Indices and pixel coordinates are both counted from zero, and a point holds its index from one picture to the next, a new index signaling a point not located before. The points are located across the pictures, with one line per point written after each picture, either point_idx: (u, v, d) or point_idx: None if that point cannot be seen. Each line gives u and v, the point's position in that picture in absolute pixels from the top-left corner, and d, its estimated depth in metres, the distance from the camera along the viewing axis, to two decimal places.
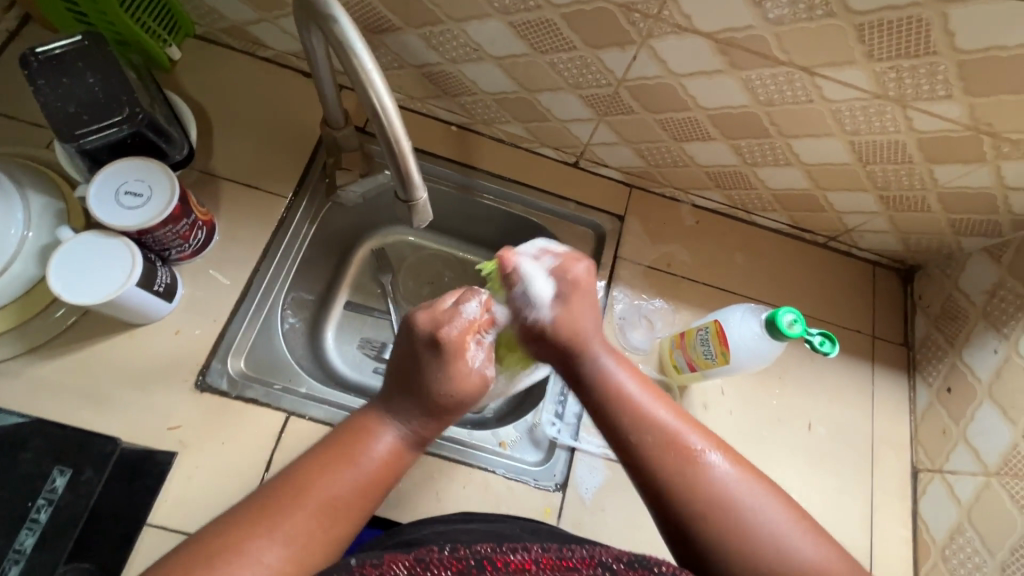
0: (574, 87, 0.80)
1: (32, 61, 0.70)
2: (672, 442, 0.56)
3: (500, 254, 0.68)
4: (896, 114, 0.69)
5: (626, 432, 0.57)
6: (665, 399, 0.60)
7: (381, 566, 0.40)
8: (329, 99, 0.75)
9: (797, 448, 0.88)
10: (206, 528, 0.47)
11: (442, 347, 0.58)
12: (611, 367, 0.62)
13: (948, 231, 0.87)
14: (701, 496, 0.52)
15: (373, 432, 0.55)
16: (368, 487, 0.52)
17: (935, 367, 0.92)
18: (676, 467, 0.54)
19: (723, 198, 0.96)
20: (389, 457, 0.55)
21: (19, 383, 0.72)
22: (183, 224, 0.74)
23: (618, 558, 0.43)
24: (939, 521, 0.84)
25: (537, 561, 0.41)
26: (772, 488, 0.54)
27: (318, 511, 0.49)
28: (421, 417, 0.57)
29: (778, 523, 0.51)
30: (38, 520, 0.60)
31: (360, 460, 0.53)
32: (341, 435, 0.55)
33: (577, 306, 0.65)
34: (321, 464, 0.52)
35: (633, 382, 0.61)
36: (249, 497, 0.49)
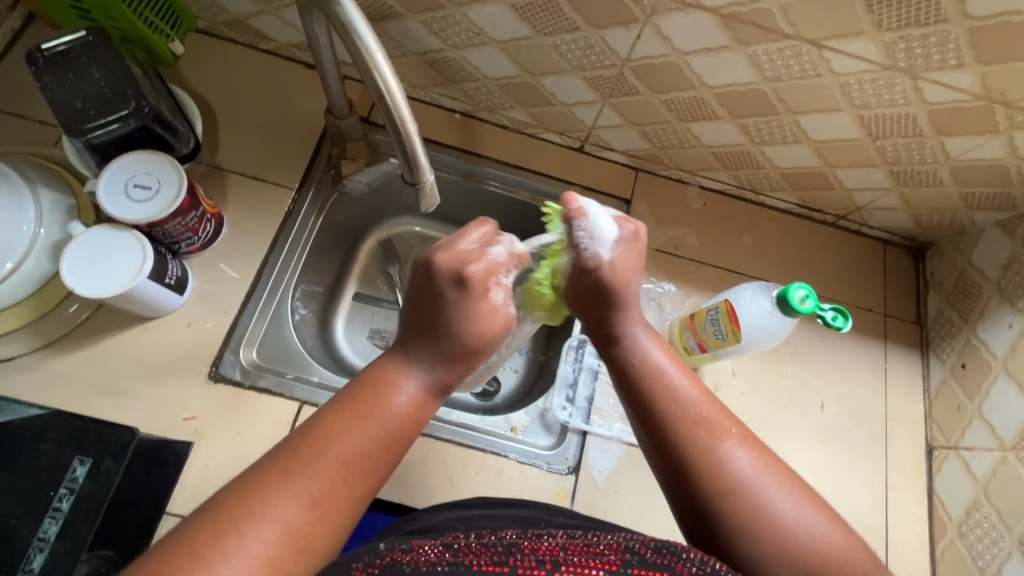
0: (578, 69, 0.79)
1: (39, 58, 0.70)
2: (698, 424, 0.53)
3: (563, 197, 0.63)
4: (906, 85, 0.68)
5: (647, 411, 0.55)
6: (693, 378, 0.58)
7: (411, 552, 0.40)
8: (333, 88, 0.75)
9: (809, 427, 0.88)
10: (227, 486, 0.43)
11: (466, 285, 0.54)
12: (641, 340, 0.60)
13: (960, 205, 0.86)
14: (721, 482, 0.50)
15: (391, 380, 0.51)
16: (390, 442, 0.48)
17: (949, 344, 0.91)
18: (697, 452, 0.52)
19: (731, 178, 0.95)
20: (412, 409, 0.50)
21: (36, 377, 0.73)
22: (191, 216, 0.74)
23: (644, 543, 0.43)
24: (954, 498, 0.83)
25: (563, 547, 0.41)
26: (800, 482, 0.51)
27: (339, 468, 0.45)
28: (443, 363, 0.53)
29: (798, 512, 0.49)
30: (59, 507, 0.60)
31: (378, 412, 0.49)
32: (358, 387, 0.51)
33: (632, 259, 0.61)
34: (340, 417, 0.47)
35: (666, 362, 0.58)
36: (263, 458, 0.45)
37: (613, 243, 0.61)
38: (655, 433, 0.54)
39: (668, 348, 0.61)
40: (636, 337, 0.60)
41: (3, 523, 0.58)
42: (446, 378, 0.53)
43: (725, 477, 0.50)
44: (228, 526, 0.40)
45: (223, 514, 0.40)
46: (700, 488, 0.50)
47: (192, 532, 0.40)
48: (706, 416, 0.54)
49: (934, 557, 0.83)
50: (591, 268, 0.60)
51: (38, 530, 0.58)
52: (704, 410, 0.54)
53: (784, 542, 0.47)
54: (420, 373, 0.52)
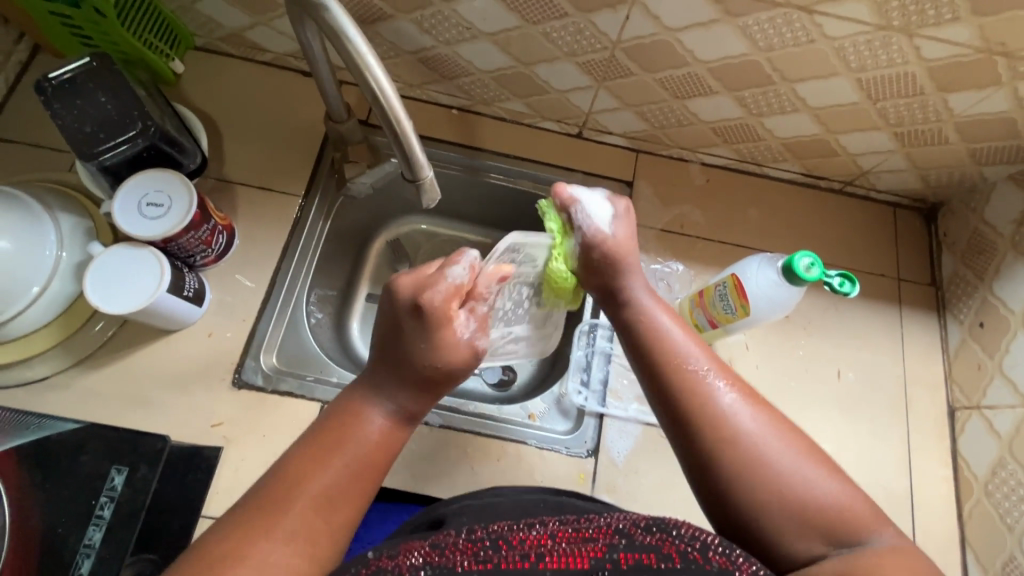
0: (570, 54, 0.79)
1: (46, 87, 0.72)
2: (701, 376, 0.55)
3: (556, 187, 0.68)
4: (903, 44, 0.67)
5: (652, 369, 0.57)
6: (697, 338, 0.59)
7: (397, 556, 0.41)
8: (330, 94, 0.76)
9: (826, 395, 0.88)
10: (208, 533, 0.45)
11: (427, 315, 0.56)
12: (646, 304, 0.62)
13: (969, 162, 0.85)
14: (726, 434, 0.51)
15: (355, 419, 0.52)
16: (363, 470, 0.50)
17: (966, 303, 0.90)
18: (700, 403, 0.53)
19: (733, 153, 0.95)
20: (379, 439, 0.52)
21: (69, 394, 0.76)
22: (204, 229, 0.77)
23: (634, 521, 0.44)
24: (979, 457, 0.82)
25: (551, 535, 0.42)
26: (801, 435, 0.52)
27: (316, 504, 0.46)
28: (410, 390, 0.55)
29: (802, 463, 0.50)
30: (101, 515, 0.66)
31: (346, 445, 0.50)
32: (324, 424, 0.52)
33: (629, 233, 0.67)
34: (308, 455, 0.49)
35: (673, 323, 0.60)
36: (246, 494, 0.47)
37: (606, 219, 0.66)
38: (659, 391, 0.56)
39: (670, 311, 0.63)
40: (640, 301, 0.63)
41: None
42: (412, 406, 0.55)
43: (730, 428, 0.51)
44: (223, 565, 0.42)
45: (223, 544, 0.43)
46: (704, 442, 0.52)
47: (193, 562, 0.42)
48: (708, 370, 0.55)
49: (962, 518, 0.83)
50: (599, 246, 0.65)
51: (83, 538, 0.65)
52: (707, 364, 0.56)
53: (782, 489, 0.49)
54: (388, 405, 0.54)
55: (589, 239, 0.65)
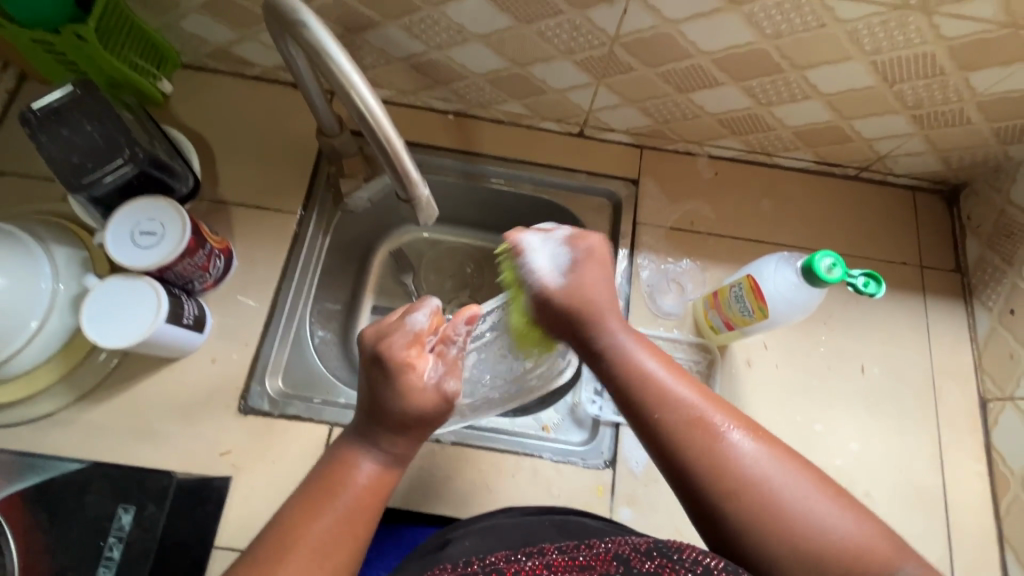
0: (567, 53, 0.76)
1: (31, 117, 0.70)
2: (696, 423, 0.54)
3: (507, 235, 0.71)
4: (921, 23, 0.63)
5: (648, 419, 0.56)
6: (688, 379, 0.59)
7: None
8: (319, 107, 0.73)
9: (851, 392, 0.85)
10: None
11: (390, 364, 0.57)
12: (634, 351, 0.61)
13: (993, 141, 0.80)
14: (733, 482, 0.51)
15: (348, 463, 0.55)
16: (355, 513, 0.52)
17: (994, 289, 0.86)
18: (700, 450, 0.53)
19: (741, 144, 0.91)
20: (372, 483, 0.54)
21: (76, 429, 0.75)
22: (200, 254, 0.75)
23: (634, 549, 0.46)
24: (1016, 450, 0.79)
25: (547, 565, 0.45)
26: (805, 465, 0.52)
27: (324, 547, 0.49)
28: (395, 436, 0.56)
29: (814, 502, 0.49)
30: (110, 557, 0.61)
31: (339, 494, 0.52)
32: (321, 474, 0.54)
33: (591, 272, 0.67)
34: (308, 506, 0.51)
35: (658, 362, 0.60)
36: (260, 536, 0.50)
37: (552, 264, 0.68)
38: (659, 443, 0.55)
39: (659, 352, 0.61)
40: (624, 345, 0.61)
41: None
42: (401, 449, 0.57)
43: (736, 475, 0.51)
44: None
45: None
46: (712, 491, 0.51)
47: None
48: (706, 413, 0.55)
49: (1000, 514, 0.79)
50: (551, 297, 0.67)
51: None
52: (702, 406, 0.56)
53: (797, 530, 0.48)
54: (378, 452, 0.56)
55: (534, 286, 0.68)
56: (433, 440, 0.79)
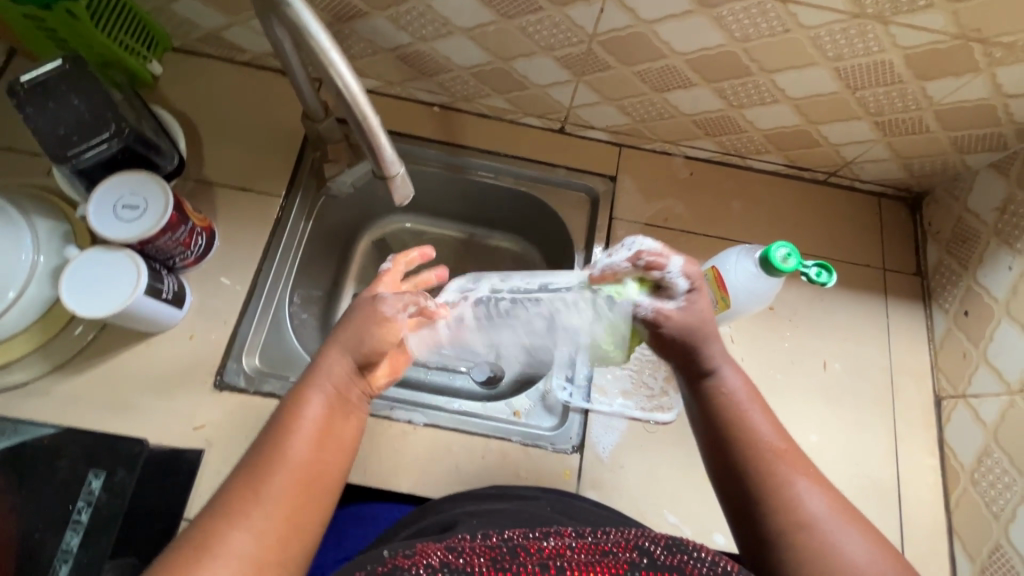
0: (547, 49, 0.79)
1: (19, 89, 0.72)
2: (776, 459, 0.57)
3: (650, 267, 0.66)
4: (878, 32, 0.66)
5: (723, 446, 0.61)
6: (775, 419, 0.61)
7: (412, 556, 0.46)
8: (305, 93, 0.75)
9: (813, 387, 0.88)
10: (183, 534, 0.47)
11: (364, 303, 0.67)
12: (727, 379, 0.64)
13: (951, 150, 0.85)
14: (792, 519, 0.54)
15: (302, 399, 0.55)
16: (311, 448, 0.52)
17: (951, 292, 0.89)
18: (773, 483, 0.56)
19: (715, 145, 0.94)
20: (324, 419, 0.54)
21: (49, 400, 0.76)
22: (181, 231, 0.76)
23: (654, 542, 0.48)
24: (965, 445, 0.82)
25: (569, 547, 0.47)
26: (873, 529, 0.53)
27: (289, 479, 0.50)
28: (345, 365, 0.57)
29: (868, 556, 0.51)
30: (77, 520, 0.64)
31: (296, 428, 0.53)
32: (278, 415, 0.55)
33: (704, 306, 0.66)
34: (269, 444, 0.52)
35: (746, 395, 0.63)
36: (218, 491, 0.50)
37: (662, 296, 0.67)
38: (729, 469, 0.60)
39: (751, 383, 0.65)
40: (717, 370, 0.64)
41: None
42: (340, 371, 0.57)
43: (794, 513, 0.54)
44: (192, 564, 0.44)
45: (206, 530, 0.46)
46: (768, 523, 0.55)
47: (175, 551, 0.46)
48: (781, 450, 0.58)
49: (950, 507, 0.82)
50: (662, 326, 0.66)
51: (61, 543, 0.64)
52: (779, 443, 0.59)
53: None
54: (323, 383, 0.56)
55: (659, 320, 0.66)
56: (406, 420, 0.81)
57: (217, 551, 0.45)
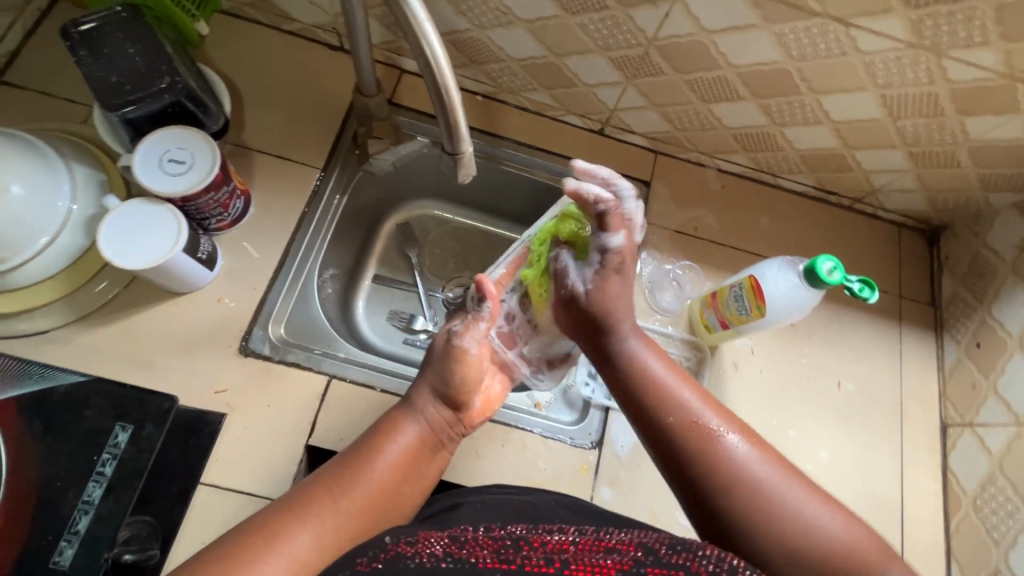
0: (603, 49, 0.80)
1: (72, 34, 0.71)
2: (699, 426, 0.58)
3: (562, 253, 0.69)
4: (931, 63, 0.69)
5: (659, 431, 0.59)
6: (703, 392, 0.61)
7: (415, 543, 0.47)
8: (364, 66, 0.77)
9: (825, 404, 0.90)
10: (240, 525, 0.50)
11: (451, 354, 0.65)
12: (640, 353, 0.65)
13: (978, 187, 0.88)
14: (721, 480, 0.54)
15: (395, 426, 0.61)
16: (394, 469, 0.58)
17: (964, 324, 0.92)
18: (704, 448, 0.56)
19: (749, 161, 0.96)
20: (412, 445, 0.61)
21: (70, 350, 0.74)
22: (223, 191, 0.75)
23: (658, 541, 0.47)
24: (969, 472, 0.85)
25: (573, 543, 0.47)
26: (801, 477, 0.56)
27: (368, 493, 0.55)
28: (438, 407, 0.64)
29: (812, 509, 0.53)
30: (102, 471, 0.61)
31: (387, 450, 0.59)
32: (373, 432, 0.61)
33: (613, 286, 0.66)
34: (357, 457, 0.58)
35: (664, 370, 0.63)
36: (283, 498, 0.53)
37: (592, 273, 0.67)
38: (665, 451, 0.58)
39: (671, 362, 0.65)
40: (632, 349, 0.65)
41: (48, 486, 0.59)
42: (434, 415, 0.64)
43: (740, 482, 0.54)
44: (251, 555, 0.47)
45: (281, 518, 0.50)
46: (704, 483, 0.55)
47: (240, 536, 0.49)
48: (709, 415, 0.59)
49: (948, 530, 0.85)
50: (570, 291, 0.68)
51: (82, 494, 0.60)
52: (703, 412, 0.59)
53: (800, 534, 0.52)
54: (421, 419, 0.63)
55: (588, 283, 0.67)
56: None
57: (280, 547, 0.48)
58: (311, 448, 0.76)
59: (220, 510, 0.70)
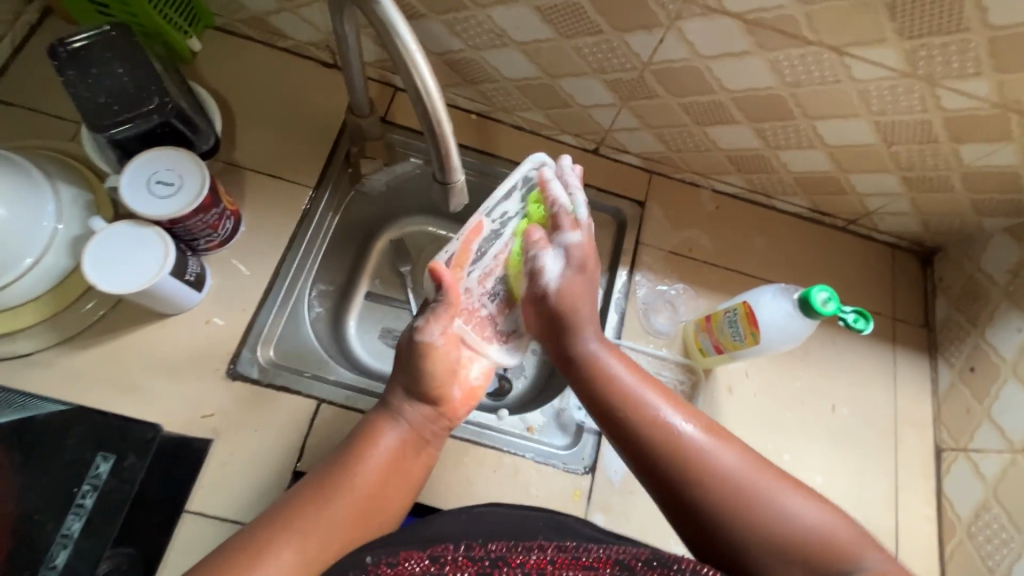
0: (598, 71, 0.80)
1: (60, 53, 0.70)
2: (656, 420, 0.60)
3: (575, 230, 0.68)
4: (925, 92, 0.69)
5: (622, 426, 0.61)
6: (669, 395, 0.63)
7: (396, 565, 0.48)
8: (356, 87, 0.76)
9: (820, 428, 0.89)
10: (218, 549, 0.50)
11: (416, 350, 0.64)
12: (600, 353, 0.66)
13: (971, 212, 0.88)
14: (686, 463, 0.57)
15: (375, 432, 0.61)
16: (377, 476, 0.58)
17: (957, 347, 0.92)
18: (662, 441, 0.59)
19: (744, 181, 0.96)
20: (394, 449, 0.61)
21: (53, 374, 0.73)
22: (212, 213, 0.74)
23: (636, 557, 0.50)
24: (964, 498, 0.84)
25: (551, 561, 0.50)
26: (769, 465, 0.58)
27: (352, 501, 0.55)
28: (417, 407, 0.64)
29: (783, 492, 0.55)
30: (82, 504, 0.60)
31: (370, 455, 0.59)
32: (356, 436, 0.62)
33: (579, 285, 0.68)
34: (341, 466, 0.57)
35: (620, 365, 0.65)
36: (261, 516, 0.53)
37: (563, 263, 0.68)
38: (636, 449, 0.60)
39: (631, 361, 0.67)
40: (593, 351, 0.67)
41: (26, 520, 0.58)
42: (415, 416, 0.64)
43: (708, 471, 0.56)
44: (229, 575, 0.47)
45: (270, 532, 0.50)
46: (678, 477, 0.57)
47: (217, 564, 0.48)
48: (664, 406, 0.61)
49: (943, 557, 0.84)
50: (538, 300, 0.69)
51: (61, 527, 0.58)
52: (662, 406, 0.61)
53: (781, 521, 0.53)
54: (403, 421, 0.63)
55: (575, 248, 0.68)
56: None
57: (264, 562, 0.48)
58: (300, 475, 0.74)
59: (204, 540, 0.69)
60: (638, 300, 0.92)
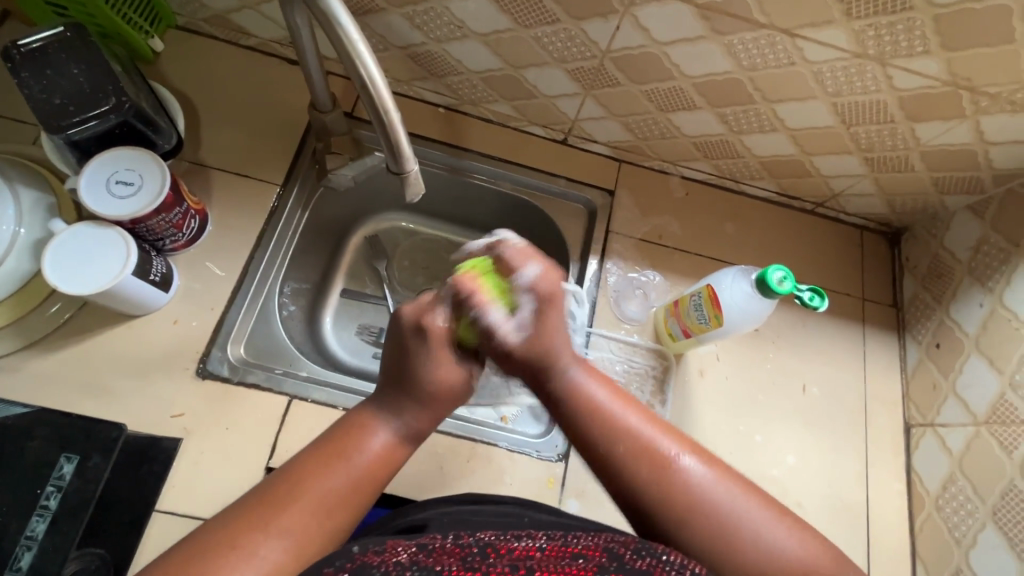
0: (559, 61, 0.80)
1: (14, 53, 0.69)
2: (644, 454, 0.54)
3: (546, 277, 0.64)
4: (877, 72, 0.70)
5: (613, 464, 0.54)
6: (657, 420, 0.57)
7: (383, 552, 0.42)
8: (316, 82, 0.76)
9: (792, 408, 0.90)
10: (193, 534, 0.45)
11: (424, 333, 0.59)
12: (581, 379, 0.60)
13: (933, 191, 0.89)
14: (676, 506, 0.51)
15: (363, 425, 0.54)
16: (364, 473, 0.51)
17: (924, 325, 0.94)
18: (659, 477, 0.52)
19: (711, 168, 0.97)
20: (381, 447, 0.53)
21: (19, 378, 0.72)
22: (175, 212, 0.74)
23: (625, 545, 0.46)
24: (931, 472, 0.86)
25: (540, 548, 0.44)
26: (754, 487, 0.53)
27: (333, 491, 0.49)
28: (410, 398, 0.57)
29: (772, 527, 0.51)
30: (46, 505, 0.59)
31: (353, 448, 0.52)
32: (336, 430, 0.54)
33: (550, 320, 0.63)
34: (318, 454, 0.51)
35: (610, 395, 0.58)
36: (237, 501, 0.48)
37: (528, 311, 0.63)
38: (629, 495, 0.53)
39: (605, 380, 0.61)
40: (574, 377, 0.60)
41: None
42: (406, 410, 0.56)
43: (700, 504, 0.51)
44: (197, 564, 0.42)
45: (239, 528, 0.45)
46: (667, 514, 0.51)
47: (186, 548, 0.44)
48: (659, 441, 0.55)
49: (914, 530, 0.86)
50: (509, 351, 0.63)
51: (25, 529, 0.58)
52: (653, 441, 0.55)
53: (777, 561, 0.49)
54: (386, 414, 0.56)
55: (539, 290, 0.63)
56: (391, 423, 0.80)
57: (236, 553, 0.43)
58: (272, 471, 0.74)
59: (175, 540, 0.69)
60: (610, 289, 0.92)
